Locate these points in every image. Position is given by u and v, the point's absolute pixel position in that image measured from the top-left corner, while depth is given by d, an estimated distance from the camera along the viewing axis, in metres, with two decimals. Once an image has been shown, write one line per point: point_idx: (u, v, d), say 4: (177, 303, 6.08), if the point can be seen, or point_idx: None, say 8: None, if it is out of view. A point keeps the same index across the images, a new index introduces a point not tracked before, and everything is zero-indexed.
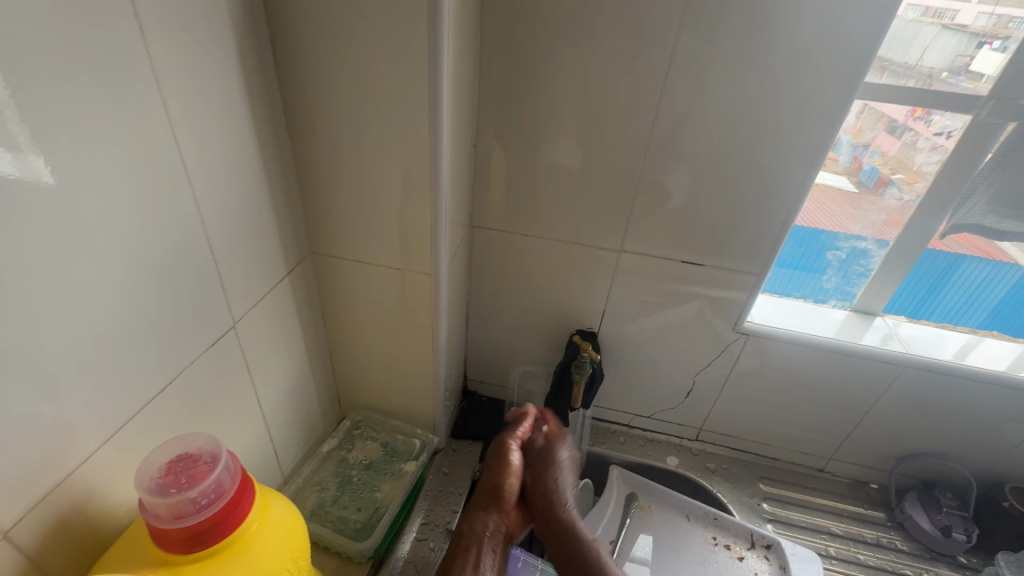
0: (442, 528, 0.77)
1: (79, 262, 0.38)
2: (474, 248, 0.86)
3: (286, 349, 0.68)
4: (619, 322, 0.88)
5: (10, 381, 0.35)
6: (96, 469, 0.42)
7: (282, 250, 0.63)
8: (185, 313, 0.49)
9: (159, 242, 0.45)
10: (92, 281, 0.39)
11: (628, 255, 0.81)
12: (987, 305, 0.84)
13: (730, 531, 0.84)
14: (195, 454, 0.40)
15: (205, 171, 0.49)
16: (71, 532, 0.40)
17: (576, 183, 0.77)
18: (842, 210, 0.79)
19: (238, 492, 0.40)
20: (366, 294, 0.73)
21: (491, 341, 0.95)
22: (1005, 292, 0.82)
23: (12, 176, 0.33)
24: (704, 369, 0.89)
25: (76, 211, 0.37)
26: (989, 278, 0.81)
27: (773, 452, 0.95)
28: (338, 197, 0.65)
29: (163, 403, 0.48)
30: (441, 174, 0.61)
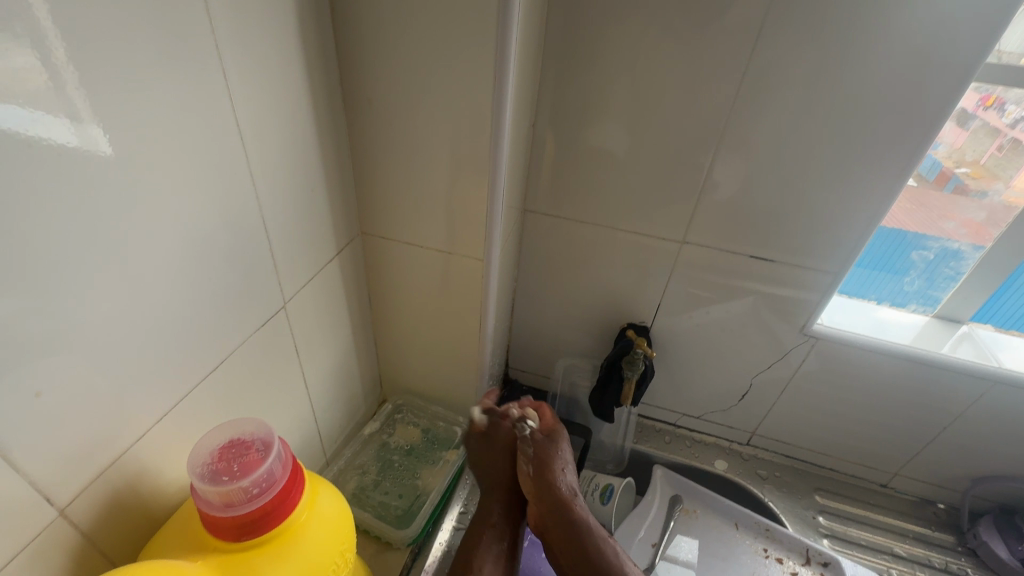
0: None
1: (136, 240, 0.37)
2: (524, 233, 0.82)
3: (332, 331, 0.67)
4: (674, 317, 0.83)
5: (67, 358, 0.34)
6: (149, 448, 0.41)
7: (332, 229, 0.61)
8: (237, 292, 0.48)
9: (215, 218, 0.43)
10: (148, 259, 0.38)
11: (690, 248, 0.75)
12: None
13: (783, 544, 0.79)
14: (248, 441, 0.39)
15: (260, 146, 0.46)
16: (125, 510, 0.40)
17: (639, 168, 0.71)
18: (938, 205, 0.71)
19: (289, 482, 0.39)
20: (414, 278, 0.71)
21: (536, 330, 0.92)
22: None
23: (71, 147, 0.31)
24: (763, 371, 0.83)
25: (133, 186, 0.36)
26: None
27: (832, 463, 0.89)
28: (390, 176, 0.62)
29: (213, 384, 0.47)
30: (501, 155, 0.57)
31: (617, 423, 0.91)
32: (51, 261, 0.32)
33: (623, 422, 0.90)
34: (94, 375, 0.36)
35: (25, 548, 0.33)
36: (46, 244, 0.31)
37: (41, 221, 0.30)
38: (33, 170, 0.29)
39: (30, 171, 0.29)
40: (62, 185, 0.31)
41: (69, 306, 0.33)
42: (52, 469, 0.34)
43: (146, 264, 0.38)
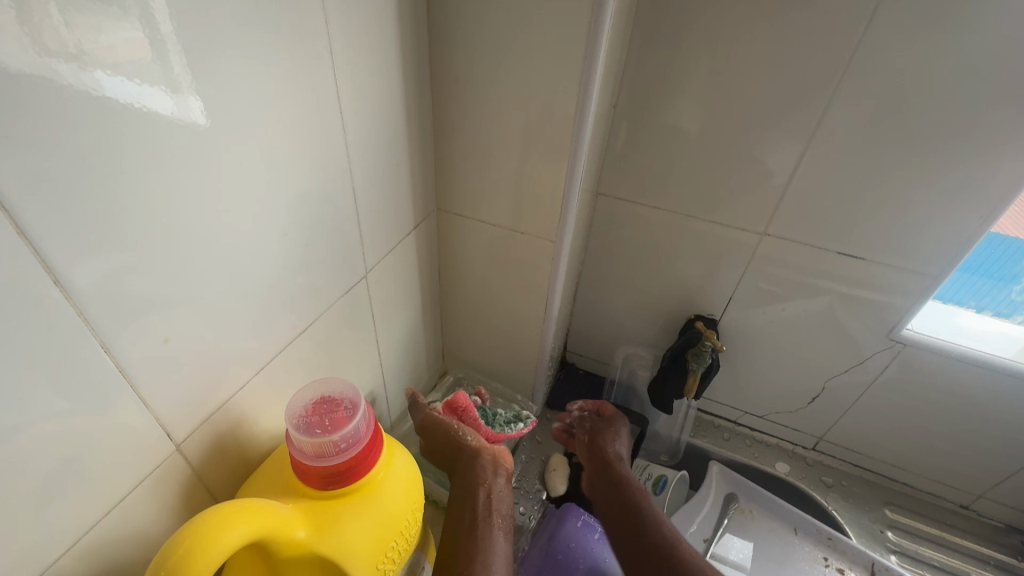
0: (534, 495, 0.79)
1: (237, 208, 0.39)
2: (594, 217, 0.81)
3: (403, 303, 0.69)
4: (746, 312, 0.80)
5: (185, 309, 0.37)
6: (247, 399, 0.45)
7: (412, 204, 0.63)
8: (326, 259, 0.50)
9: (312, 188, 0.46)
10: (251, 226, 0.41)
11: (771, 240, 0.72)
12: None
13: (846, 555, 0.76)
14: (336, 399, 0.41)
15: (355, 120, 0.48)
16: (226, 452, 0.44)
17: (723, 154, 0.68)
18: None
19: (370, 441, 0.42)
20: (484, 255, 0.72)
21: (598, 315, 0.92)
22: None
23: (171, 119, 0.32)
24: (838, 376, 0.79)
25: (243, 155, 0.38)
26: None
27: (908, 478, 0.83)
28: (469, 153, 0.63)
29: (301, 344, 0.50)
30: (582, 137, 0.56)
31: (675, 415, 0.89)
32: (166, 226, 0.34)
33: (682, 414, 0.89)
34: (206, 328, 0.39)
35: (147, 477, 0.37)
36: (162, 211, 0.33)
37: (158, 188, 0.33)
38: (163, 138, 0.32)
39: (162, 138, 0.32)
40: (183, 151, 0.33)
41: (187, 262, 0.36)
42: (169, 410, 0.38)
43: (245, 232, 0.40)
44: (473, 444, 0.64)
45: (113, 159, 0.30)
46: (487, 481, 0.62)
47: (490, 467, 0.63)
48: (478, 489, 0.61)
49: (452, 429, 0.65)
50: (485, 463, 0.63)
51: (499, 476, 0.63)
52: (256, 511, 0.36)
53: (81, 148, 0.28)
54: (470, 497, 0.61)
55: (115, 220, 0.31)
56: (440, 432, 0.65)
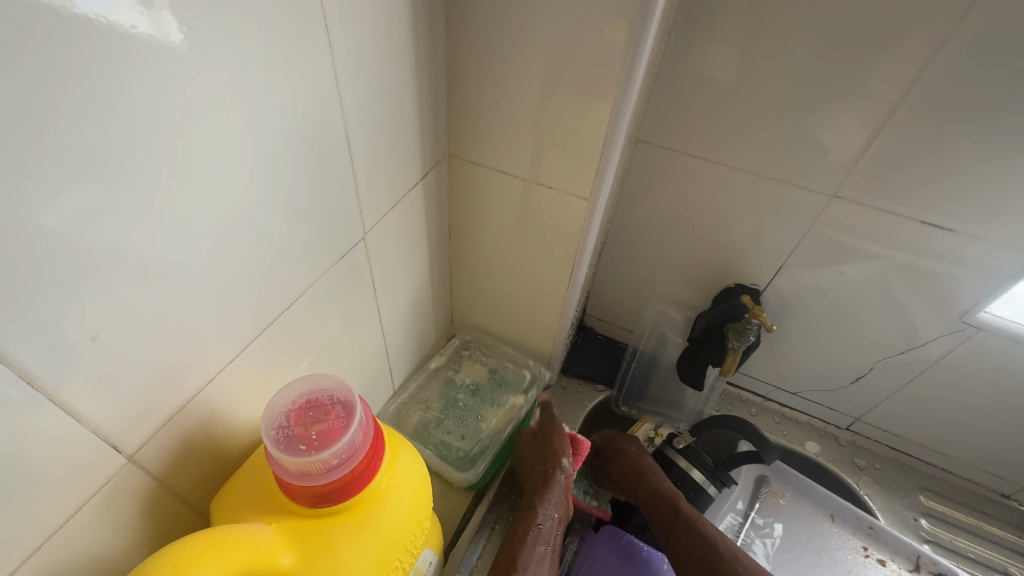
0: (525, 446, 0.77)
1: (230, 157, 0.31)
2: (631, 167, 0.69)
3: (408, 263, 0.60)
4: (796, 283, 0.70)
5: (124, 283, 0.28)
6: (220, 390, 0.37)
7: (419, 149, 0.52)
8: (315, 219, 0.41)
9: (293, 131, 0.35)
10: (234, 182, 0.32)
11: (843, 204, 0.61)
12: None
13: (887, 545, 0.72)
14: (325, 403, 0.33)
15: (346, 40, 0.36)
16: (198, 452, 0.36)
17: (800, 98, 0.55)
18: None
19: (371, 450, 0.34)
20: (502, 210, 0.62)
21: (624, 278, 0.82)
22: None
23: (144, 39, 0.24)
24: (891, 357, 0.71)
25: (208, 96, 0.28)
26: None
27: (948, 464, 0.78)
28: (490, 87, 0.51)
29: (285, 321, 0.42)
30: (636, 71, 0.44)
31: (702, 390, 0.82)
32: (140, 176, 0.27)
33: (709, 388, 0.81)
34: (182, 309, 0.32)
35: (92, 499, 0.30)
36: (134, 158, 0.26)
37: (125, 131, 0.25)
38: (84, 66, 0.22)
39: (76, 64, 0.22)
40: (96, 80, 0.23)
41: (123, 222, 0.27)
42: (115, 417, 0.30)
43: (232, 187, 0.32)
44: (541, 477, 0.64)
45: (56, 91, 0.22)
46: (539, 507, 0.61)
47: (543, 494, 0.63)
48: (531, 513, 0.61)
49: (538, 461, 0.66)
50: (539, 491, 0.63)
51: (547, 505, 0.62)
52: (226, 547, 0.29)
53: (13, 70, 0.20)
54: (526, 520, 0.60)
55: (71, 166, 0.23)
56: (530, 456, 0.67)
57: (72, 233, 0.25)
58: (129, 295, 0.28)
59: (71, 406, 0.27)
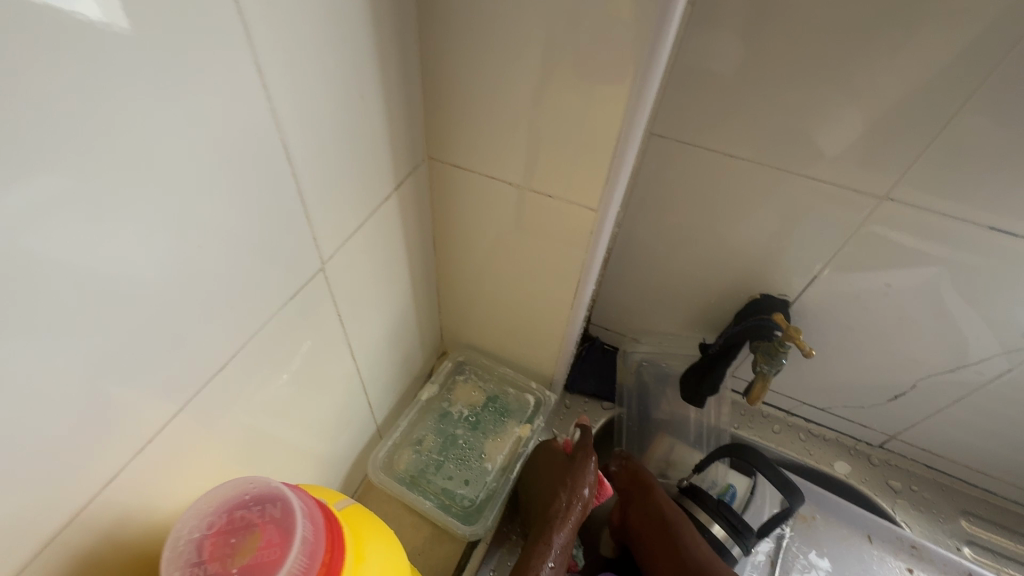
0: None
1: (115, 191, 0.22)
2: (642, 164, 0.60)
3: (383, 286, 0.51)
4: (831, 295, 0.62)
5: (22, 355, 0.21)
6: (130, 487, 0.29)
7: (391, 154, 0.42)
8: (252, 257, 0.32)
9: (205, 150, 0.26)
10: (126, 223, 0.23)
11: (894, 207, 0.52)
12: None
13: (931, 562, 0.68)
14: (254, 522, 0.25)
15: (276, 21, 0.27)
16: (101, 569, 0.28)
17: (851, 82, 0.46)
18: None
19: (331, 560, 0.26)
20: (495, 220, 0.53)
21: (633, 287, 0.73)
22: None
23: (67, 20, 0.18)
24: (937, 374, 0.63)
25: (66, 111, 0.20)
26: None
27: (992, 485, 0.71)
28: (475, 76, 0.41)
29: (222, 382, 0.33)
30: (660, 55, 0.35)
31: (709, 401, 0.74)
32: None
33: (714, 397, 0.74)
34: (64, 398, 0.24)
35: None
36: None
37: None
38: None
39: None
40: None
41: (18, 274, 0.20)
42: None
43: (133, 228, 0.24)
44: (566, 496, 0.54)
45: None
46: (557, 536, 0.52)
47: (564, 520, 0.53)
48: (546, 541, 0.52)
49: (563, 476, 0.56)
50: (561, 512, 0.53)
51: (563, 531, 0.52)
52: None
53: None
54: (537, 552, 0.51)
55: None
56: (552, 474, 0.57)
57: None
58: None
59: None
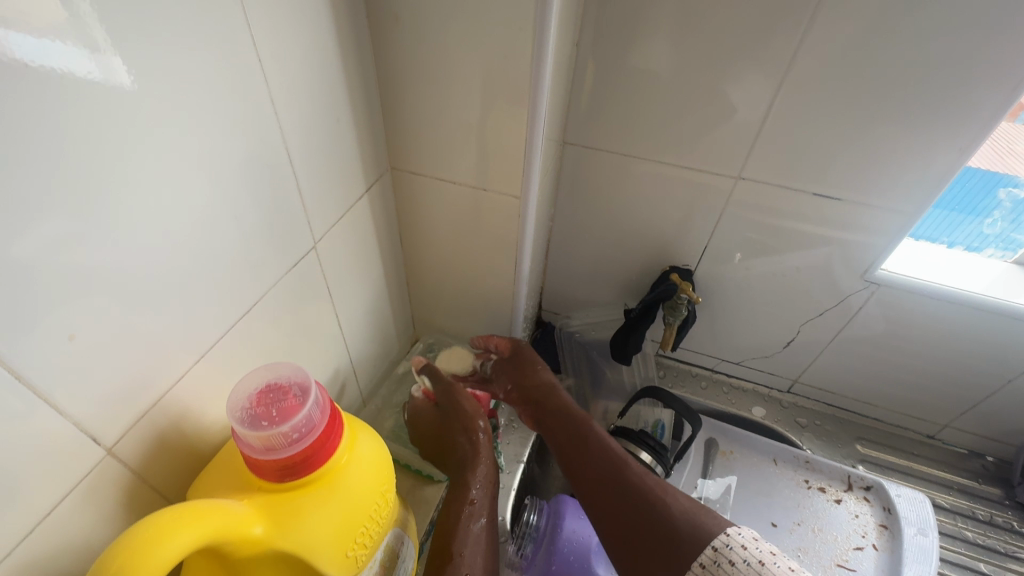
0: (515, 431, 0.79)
1: (182, 172, 0.36)
2: (562, 168, 0.75)
3: (361, 271, 0.64)
4: (722, 261, 0.77)
5: (121, 282, 0.33)
6: (188, 390, 0.41)
7: (360, 162, 0.57)
8: (264, 231, 0.45)
9: (235, 152, 0.40)
10: (187, 194, 0.36)
11: (749, 185, 0.68)
12: None
13: (823, 473, 0.78)
14: (283, 385, 0.38)
15: (277, 69, 0.41)
16: (171, 448, 0.40)
17: (696, 94, 0.63)
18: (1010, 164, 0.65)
19: (328, 426, 0.38)
20: (446, 215, 0.67)
21: (571, 273, 0.88)
22: None
23: (92, 80, 0.29)
24: (814, 319, 0.79)
25: (158, 122, 0.33)
26: None
27: (876, 413, 0.86)
28: (419, 103, 0.56)
29: (245, 326, 0.46)
30: (542, 79, 0.50)
31: (637, 360, 0.90)
32: (100, 204, 0.31)
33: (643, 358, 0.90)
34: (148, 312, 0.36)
35: (76, 488, 0.33)
36: (101, 171, 0.30)
37: (96, 146, 0.30)
38: (89, 97, 0.29)
39: (86, 97, 0.29)
40: (109, 109, 0.30)
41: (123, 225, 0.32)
42: (97, 410, 0.33)
43: (190, 199, 0.37)
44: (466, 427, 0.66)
45: (44, 107, 0.27)
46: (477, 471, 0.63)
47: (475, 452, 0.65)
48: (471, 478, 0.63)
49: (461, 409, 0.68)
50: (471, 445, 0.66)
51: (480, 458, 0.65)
52: (204, 514, 0.33)
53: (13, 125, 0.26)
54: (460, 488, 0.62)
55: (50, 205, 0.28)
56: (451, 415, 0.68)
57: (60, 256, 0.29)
58: (89, 311, 0.32)
59: (53, 402, 0.31)
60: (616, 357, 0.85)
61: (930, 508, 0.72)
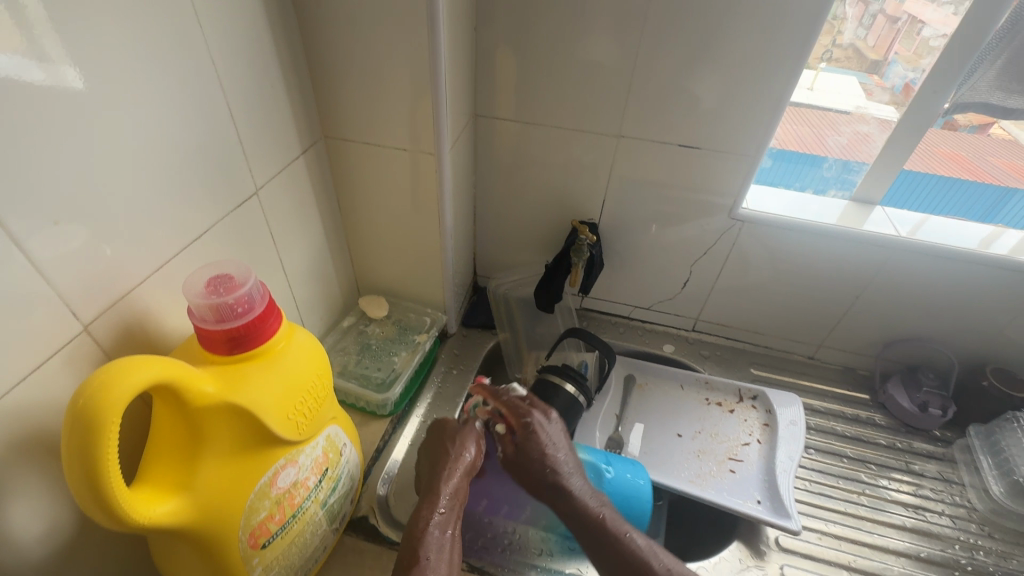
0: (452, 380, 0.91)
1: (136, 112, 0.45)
2: (478, 139, 0.87)
3: (302, 227, 0.74)
4: (619, 214, 0.90)
5: (88, 193, 0.43)
6: (148, 293, 0.50)
7: (294, 127, 0.67)
8: (210, 173, 0.55)
9: (181, 103, 0.50)
10: (140, 131, 0.46)
11: (629, 143, 0.82)
12: (974, 198, 0.85)
13: (719, 390, 0.91)
14: (230, 275, 0.48)
15: (215, 40, 0.52)
16: (135, 339, 0.49)
17: (577, 69, 0.76)
18: (819, 122, 0.84)
19: (266, 310, 0.48)
20: (374, 178, 0.78)
21: (498, 236, 1.00)
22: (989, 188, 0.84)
23: (41, 84, 0.38)
24: (701, 259, 0.92)
25: (117, 70, 0.43)
26: (960, 188, 0.85)
27: (765, 340, 1.01)
28: (342, 77, 0.68)
29: (195, 251, 0.55)
30: (438, 52, 0.62)
31: (561, 310, 1.02)
32: (71, 127, 0.40)
33: (562, 308, 1.01)
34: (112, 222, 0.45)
35: (58, 353, 0.43)
36: (73, 102, 0.40)
37: (70, 82, 0.40)
38: (63, 44, 0.39)
39: (61, 44, 0.38)
40: (78, 55, 0.40)
41: (89, 147, 0.42)
42: (74, 291, 0.43)
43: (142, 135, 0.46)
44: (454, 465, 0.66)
45: (30, 45, 0.36)
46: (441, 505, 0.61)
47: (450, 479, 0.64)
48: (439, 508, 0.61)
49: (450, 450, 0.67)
50: (449, 473, 0.65)
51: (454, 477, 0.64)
52: (167, 362, 0.41)
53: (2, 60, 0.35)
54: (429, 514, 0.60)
55: (31, 123, 0.38)
56: (438, 445, 0.69)
57: (40, 164, 0.39)
58: (64, 210, 0.41)
59: (36, 275, 0.40)
60: (541, 306, 0.96)
61: (801, 406, 0.87)
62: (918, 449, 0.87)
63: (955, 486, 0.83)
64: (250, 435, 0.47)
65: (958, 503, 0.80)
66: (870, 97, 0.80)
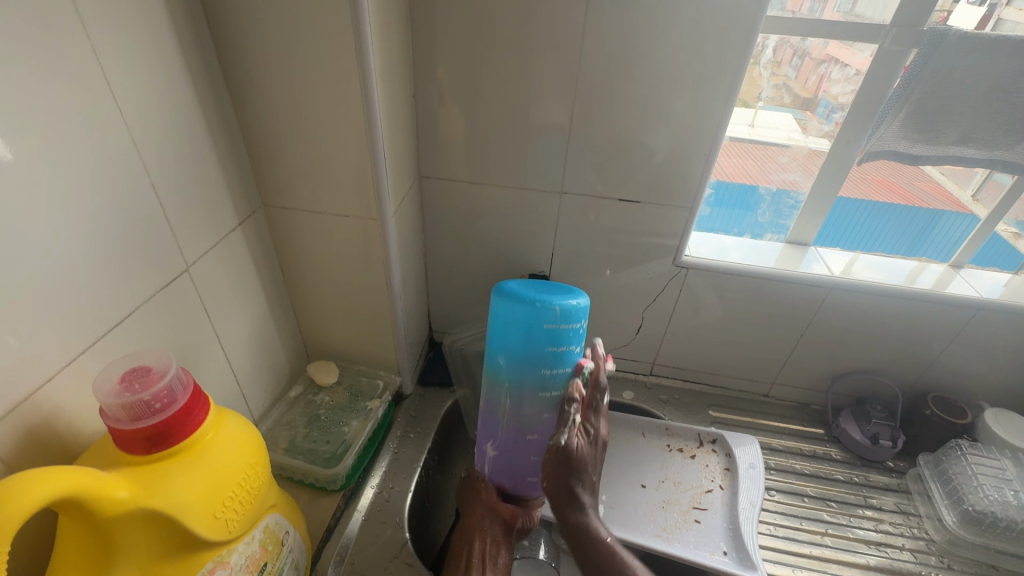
0: (409, 442, 0.87)
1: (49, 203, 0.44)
2: (425, 199, 0.88)
3: (242, 296, 0.72)
4: (569, 266, 0.92)
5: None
6: (58, 392, 0.47)
7: (230, 199, 0.66)
8: (135, 254, 0.53)
9: (102, 187, 0.48)
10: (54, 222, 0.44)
11: (572, 199, 0.84)
12: (902, 231, 0.92)
13: (680, 436, 0.91)
14: (148, 367, 0.45)
15: (138, 122, 0.51)
16: (40, 442, 0.45)
17: (516, 131, 0.79)
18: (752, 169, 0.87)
19: (190, 401, 0.45)
20: (318, 244, 0.77)
21: (451, 292, 0.99)
22: (916, 214, 0.90)
23: None
24: (652, 305, 0.94)
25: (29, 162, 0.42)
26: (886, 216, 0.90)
27: (721, 381, 1.02)
28: (280, 148, 0.68)
29: (117, 338, 0.52)
30: (375, 123, 0.63)
31: None
32: None
33: None
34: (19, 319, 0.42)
35: None
36: None
37: None
38: None
39: None
40: None
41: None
42: None
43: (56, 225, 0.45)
44: (488, 504, 0.72)
45: None
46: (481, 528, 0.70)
47: (489, 517, 0.71)
48: (475, 540, 0.68)
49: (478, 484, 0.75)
50: (483, 510, 0.72)
51: (496, 523, 0.70)
52: (73, 470, 0.38)
53: None
54: (467, 551, 0.67)
55: None
56: (470, 490, 0.74)
57: None
58: None
59: None
60: None
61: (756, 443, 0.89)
62: (874, 482, 0.89)
63: (912, 518, 0.84)
64: (168, 540, 0.43)
65: (917, 536, 0.81)
66: (807, 133, 0.83)
